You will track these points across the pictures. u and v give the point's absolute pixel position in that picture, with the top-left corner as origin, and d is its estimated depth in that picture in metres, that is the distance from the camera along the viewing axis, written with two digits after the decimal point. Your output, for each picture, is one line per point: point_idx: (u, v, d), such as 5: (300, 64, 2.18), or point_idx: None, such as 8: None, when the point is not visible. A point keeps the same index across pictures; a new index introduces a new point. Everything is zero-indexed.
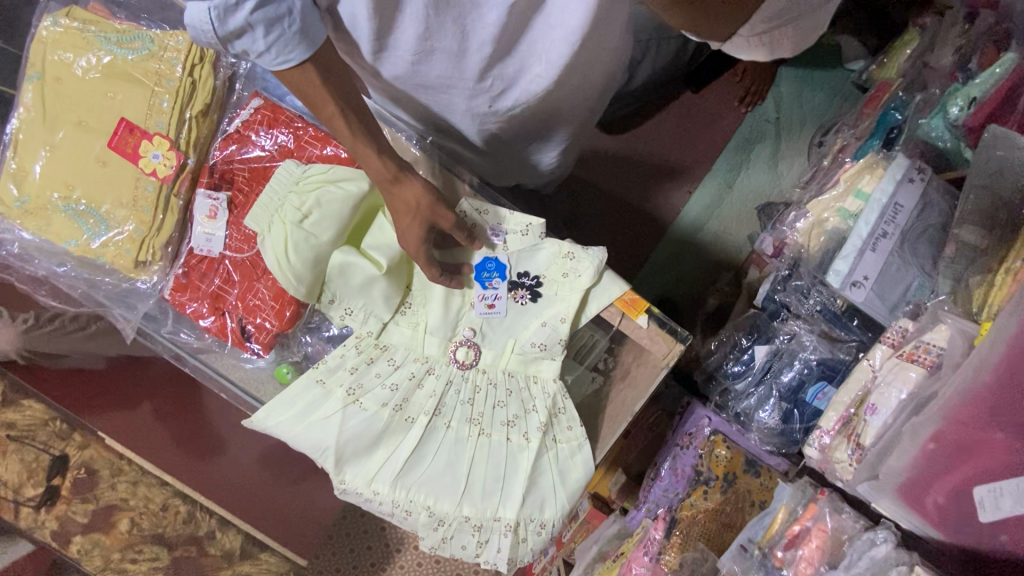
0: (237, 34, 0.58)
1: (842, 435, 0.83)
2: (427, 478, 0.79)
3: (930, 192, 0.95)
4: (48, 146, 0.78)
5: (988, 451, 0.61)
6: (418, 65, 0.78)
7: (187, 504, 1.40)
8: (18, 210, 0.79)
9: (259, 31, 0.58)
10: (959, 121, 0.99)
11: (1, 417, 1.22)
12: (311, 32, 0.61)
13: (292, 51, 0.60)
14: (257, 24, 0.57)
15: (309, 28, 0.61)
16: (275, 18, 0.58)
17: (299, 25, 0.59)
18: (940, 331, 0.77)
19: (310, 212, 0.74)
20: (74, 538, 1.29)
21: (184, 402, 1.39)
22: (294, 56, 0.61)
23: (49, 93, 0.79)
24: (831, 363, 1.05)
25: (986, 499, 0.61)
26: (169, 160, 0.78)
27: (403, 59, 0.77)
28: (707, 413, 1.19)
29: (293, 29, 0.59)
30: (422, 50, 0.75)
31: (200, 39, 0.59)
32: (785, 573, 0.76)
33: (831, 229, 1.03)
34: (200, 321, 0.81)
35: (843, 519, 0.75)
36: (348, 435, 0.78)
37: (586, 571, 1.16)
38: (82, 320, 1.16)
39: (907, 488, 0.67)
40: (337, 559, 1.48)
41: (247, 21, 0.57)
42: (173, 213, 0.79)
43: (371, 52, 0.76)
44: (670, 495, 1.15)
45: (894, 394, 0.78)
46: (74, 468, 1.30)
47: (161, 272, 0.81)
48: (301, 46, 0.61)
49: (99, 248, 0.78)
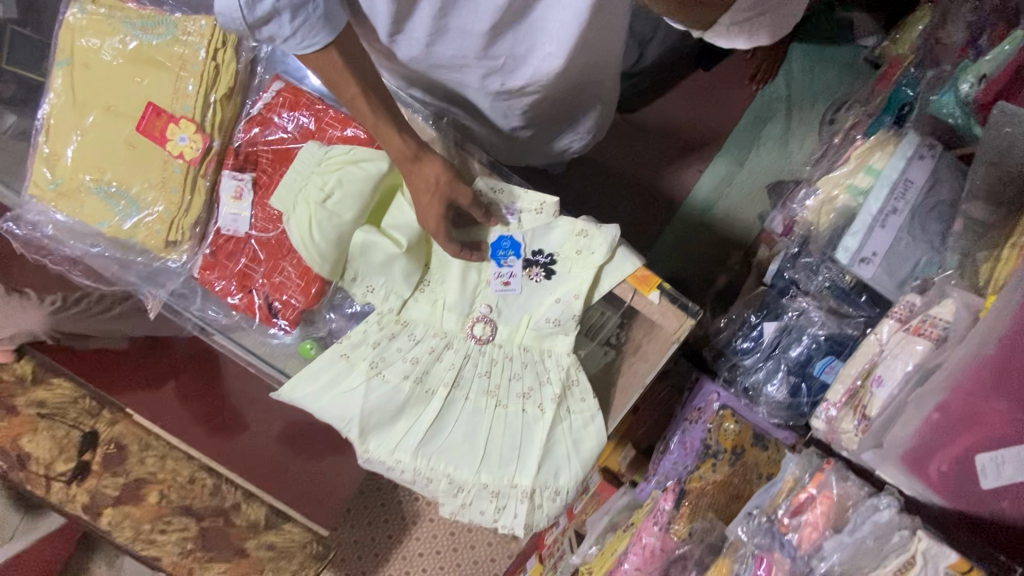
0: (264, 20, 0.60)
1: (849, 406, 0.85)
2: (447, 447, 0.82)
3: (942, 168, 0.95)
4: (79, 130, 0.80)
5: (990, 421, 0.64)
6: (432, 46, 0.79)
7: (213, 477, 1.44)
8: (52, 192, 0.81)
9: (286, 16, 0.60)
10: (970, 98, 0.97)
11: (32, 395, 1.25)
12: (333, 17, 0.63)
13: (316, 36, 0.63)
14: (285, 10, 0.59)
15: (331, 13, 0.63)
16: (301, 4, 0.60)
17: (322, 10, 0.61)
18: (946, 305, 0.78)
19: (332, 192, 0.76)
20: (104, 510, 1.30)
21: (207, 380, 1.45)
22: (318, 40, 0.63)
23: (78, 78, 0.81)
24: (838, 338, 1.07)
25: (988, 466, 0.64)
26: (195, 143, 0.80)
27: (418, 41, 0.78)
28: (716, 388, 1.21)
29: (317, 16, 0.61)
30: (437, 31, 0.76)
31: (228, 25, 0.60)
32: (791, 538, 0.79)
33: (842, 206, 1.04)
34: (228, 299, 0.84)
35: (848, 485, 0.78)
36: (371, 406, 0.81)
37: (597, 540, 1.20)
38: (108, 300, 1.22)
39: (912, 456, 0.69)
40: (355, 531, 1.62)
41: (275, 8, 0.58)
42: (199, 194, 0.81)
43: (386, 34, 0.78)
44: (679, 467, 1.19)
45: (900, 365, 0.79)
46: (104, 444, 1.31)
47: (190, 252, 0.83)
48: (325, 30, 0.63)
49: (131, 229, 0.81)
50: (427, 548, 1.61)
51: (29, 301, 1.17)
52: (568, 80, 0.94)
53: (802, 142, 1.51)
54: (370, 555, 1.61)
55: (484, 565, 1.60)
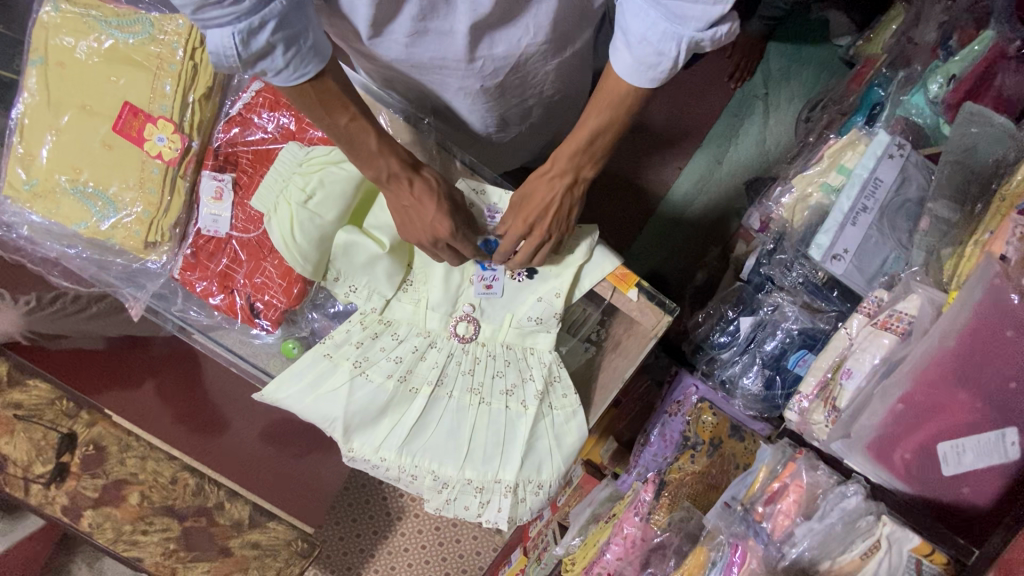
0: (259, 55, 0.58)
1: (819, 398, 0.88)
2: (431, 444, 0.83)
3: (909, 168, 0.99)
4: (53, 130, 0.79)
5: (952, 411, 0.67)
6: (412, 47, 0.80)
7: (196, 477, 1.43)
8: (27, 192, 0.80)
9: (279, 49, 0.59)
10: (938, 98, 1.05)
11: (8, 397, 1.24)
12: (323, 47, 0.62)
13: (309, 65, 0.61)
14: (278, 43, 0.58)
15: (321, 42, 0.62)
16: (296, 36, 0.59)
17: (313, 39, 0.60)
18: (911, 300, 0.82)
19: (314, 193, 0.76)
20: (85, 513, 1.26)
21: (185, 380, 1.45)
22: (309, 70, 0.62)
23: (52, 77, 0.79)
24: (812, 333, 1.10)
25: (949, 454, 0.68)
26: (174, 143, 0.79)
27: (399, 42, 0.79)
28: (695, 380, 1.27)
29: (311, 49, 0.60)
30: (416, 32, 0.77)
31: (222, 65, 0.59)
32: (765, 526, 0.82)
33: (815, 204, 1.07)
34: (210, 299, 0.83)
35: (818, 475, 0.81)
36: (355, 405, 0.82)
37: (580, 531, 1.23)
38: (83, 300, 1.18)
39: (877, 445, 0.72)
40: (338, 528, 1.60)
41: (269, 42, 0.57)
42: (179, 194, 0.81)
43: (368, 35, 0.78)
44: (659, 459, 1.23)
45: (868, 358, 0.83)
46: (84, 445, 1.30)
47: (170, 253, 0.83)
48: (317, 59, 0.62)
49: (109, 230, 0.80)
50: (413, 544, 1.61)
51: (3, 302, 1.16)
52: (546, 79, 0.95)
53: (779, 139, 1.55)
54: (355, 551, 1.60)
55: (470, 558, 1.62)
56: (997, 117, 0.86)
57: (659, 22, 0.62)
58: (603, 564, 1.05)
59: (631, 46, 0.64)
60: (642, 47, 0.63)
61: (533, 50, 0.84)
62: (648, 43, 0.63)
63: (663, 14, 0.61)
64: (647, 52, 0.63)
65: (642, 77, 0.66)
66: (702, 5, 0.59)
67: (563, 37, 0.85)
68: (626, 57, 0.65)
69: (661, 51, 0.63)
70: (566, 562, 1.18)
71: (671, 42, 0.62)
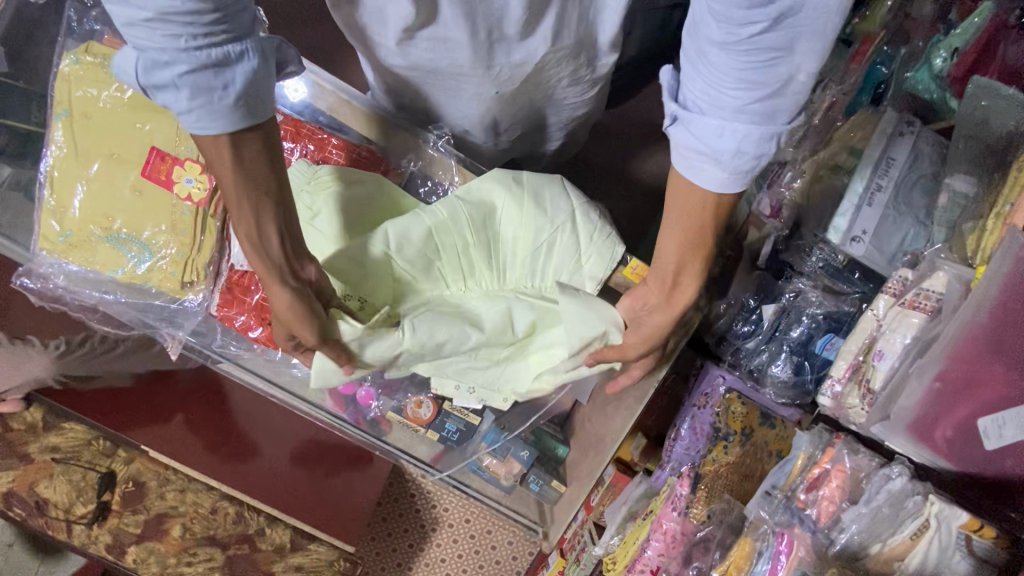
0: (160, 88, 0.61)
1: (852, 382, 0.88)
2: (501, 256, 0.91)
3: (920, 145, 1.02)
4: (83, 180, 0.80)
5: (988, 386, 0.68)
6: (431, 52, 0.84)
7: (235, 505, 1.42)
8: (62, 244, 0.81)
9: (184, 93, 0.60)
10: (943, 72, 1.06)
11: (45, 441, 1.26)
12: (239, 108, 0.63)
13: (212, 120, 0.62)
14: (183, 87, 0.60)
15: (241, 103, 0.63)
16: (206, 90, 0.60)
17: (218, 99, 0.61)
18: (937, 278, 0.82)
19: (319, 211, 0.87)
20: (129, 548, 1.34)
21: (213, 408, 1.39)
22: (208, 125, 0.62)
23: (77, 129, 0.81)
24: (835, 316, 1.12)
25: (990, 428, 0.67)
26: (203, 184, 0.81)
27: (419, 47, 0.84)
28: (721, 370, 1.25)
29: (139, 21, 0.57)
30: (437, 36, 0.81)
31: (125, 77, 0.61)
32: (810, 513, 0.83)
33: (826, 185, 1.11)
34: (249, 332, 0.86)
35: (859, 458, 0.83)
36: (477, 272, 0.91)
37: (618, 530, 1.23)
38: (110, 340, 1.18)
39: (917, 425, 0.73)
40: (376, 543, 1.67)
41: (173, 82, 0.60)
42: (212, 233, 0.82)
43: (397, 39, 0.83)
44: (692, 453, 1.22)
45: (899, 339, 0.84)
46: (122, 483, 1.33)
47: (206, 291, 0.84)
48: (221, 119, 0.62)
49: (145, 273, 0.81)
50: (449, 553, 1.67)
51: (33, 347, 1.15)
52: (558, 86, 0.97)
53: None
54: (394, 564, 1.66)
55: (507, 563, 1.66)
56: (1007, 89, 0.85)
57: (752, 133, 0.64)
58: (644, 562, 1.08)
59: (723, 162, 0.65)
60: (748, 112, 0.63)
61: (550, 58, 0.87)
62: (752, 112, 0.63)
63: (751, 123, 0.64)
64: (747, 159, 0.65)
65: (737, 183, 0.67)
66: (789, 102, 0.62)
67: (579, 45, 0.87)
68: (723, 172, 0.65)
69: (770, 90, 0.61)
70: (607, 562, 1.19)
71: (768, 140, 0.65)
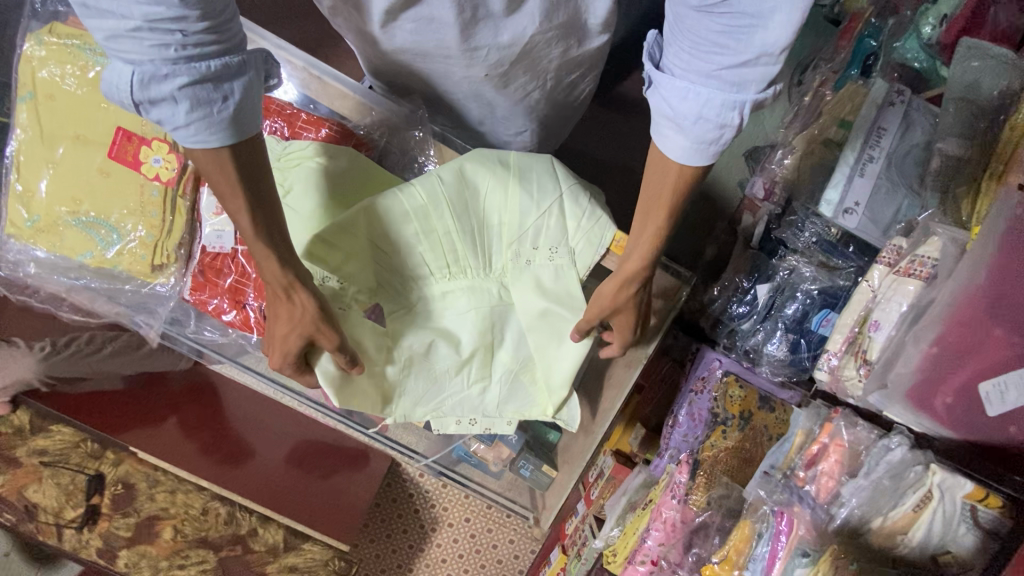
0: (155, 100, 0.57)
1: (849, 353, 0.86)
2: (486, 241, 0.87)
3: (911, 113, 1.00)
4: (51, 164, 0.80)
5: (990, 348, 0.64)
6: (418, 33, 0.84)
7: (227, 506, 1.40)
8: (30, 229, 0.81)
9: (182, 106, 0.57)
10: (932, 40, 1.04)
11: (31, 445, 1.23)
12: (241, 122, 0.61)
13: (213, 134, 0.59)
14: (182, 99, 0.57)
15: (241, 117, 0.61)
16: (204, 103, 0.57)
17: (221, 110, 0.59)
18: (932, 243, 0.79)
19: (291, 187, 0.86)
20: (119, 553, 1.31)
21: (210, 408, 1.44)
22: (207, 139, 0.59)
23: (42, 111, 0.80)
24: (832, 291, 1.09)
25: (992, 394, 0.64)
26: (170, 164, 0.80)
27: (405, 29, 0.84)
28: (718, 355, 1.24)
29: (126, 32, 0.53)
30: (423, 17, 0.81)
31: (112, 94, 0.58)
32: (809, 490, 0.80)
33: (818, 160, 1.08)
34: (223, 316, 0.84)
35: (858, 431, 0.81)
36: (463, 257, 0.87)
37: (618, 521, 1.20)
38: (98, 341, 1.21)
39: (916, 391, 0.70)
40: (375, 545, 1.64)
41: (170, 93, 0.56)
42: (181, 214, 0.82)
43: (381, 21, 0.83)
44: (690, 440, 1.19)
45: (895, 308, 0.81)
46: (111, 485, 1.30)
47: (178, 274, 0.83)
48: (225, 131, 0.60)
49: (115, 257, 0.80)
50: (450, 554, 1.64)
51: (19, 349, 1.15)
52: (549, 72, 0.96)
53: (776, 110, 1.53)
54: (394, 566, 1.63)
55: (510, 562, 1.63)
56: (994, 49, 0.85)
57: (716, 97, 0.62)
58: (644, 552, 1.03)
59: (685, 128, 0.64)
60: (716, 78, 0.62)
61: (538, 39, 0.86)
62: (721, 77, 0.61)
63: (718, 86, 0.62)
64: (708, 126, 0.63)
65: (703, 154, 0.65)
66: (761, 68, 0.60)
67: (566, 27, 0.86)
68: (684, 138, 0.64)
69: (743, 57, 0.59)
70: (607, 554, 1.16)
71: (733, 110, 0.62)
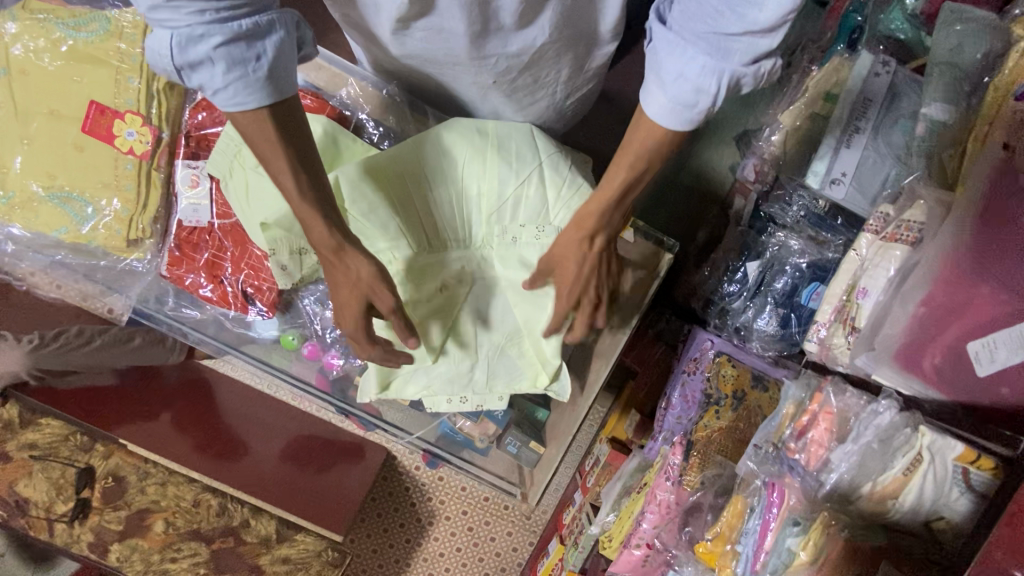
0: (195, 65, 0.57)
1: (838, 321, 0.85)
2: (469, 215, 0.87)
3: (897, 83, 0.99)
4: (25, 140, 0.89)
5: (977, 305, 0.62)
6: (428, 41, 0.81)
7: (218, 496, 1.36)
8: (7, 206, 0.91)
9: (220, 67, 0.56)
10: (915, 10, 1.05)
11: (22, 439, 1.25)
12: (278, 82, 0.60)
13: (251, 96, 0.59)
14: (220, 60, 0.56)
15: (278, 77, 0.60)
16: (240, 62, 0.56)
17: (261, 69, 0.58)
18: (918, 207, 0.79)
19: None
20: (111, 546, 1.30)
21: (201, 406, 1.45)
22: (248, 100, 0.59)
23: (16, 86, 0.89)
24: (821, 264, 1.09)
25: (981, 352, 0.61)
26: (143, 136, 0.89)
27: (416, 37, 0.81)
28: (709, 335, 1.22)
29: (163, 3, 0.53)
30: (433, 28, 0.78)
31: (157, 65, 0.58)
32: (799, 458, 0.78)
33: (804, 133, 1.07)
34: (200, 291, 0.92)
35: (847, 399, 0.79)
36: (445, 231, 0.87)
37: (614, 507, 1.19)
38: (87, 333, 1.20)
39: (904, 352, 0.69)
40: (372, 540, 1.63)
41: (208, 55, 0.55)
42: (155, 185, 0.91)
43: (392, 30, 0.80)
44: (684, 421, 1.18)
45: (882, 274, 0.80)
46: (102, 478, 1.30)
47: (154, 247, 0.93)
48: (264, 92, 0.59)
49: (90, 231, 0.90)
50: (448, 548, 1.62)
51: (7, 341, 1.14)
52: (558, 79, 0.94)
53: None
54: (392, 561, 1.62)
55: (509, 556, 1.61)
56: (975, 13, 0.84)
57: (699, 58, 0.60)
58: (639, 535, 1.03)
59: (665, 84, 0.62)
60: (705, 40, 0.59)
61: (547, 48, 0.84)
62: (710, 40, 0.59)
63: (704, 48, 0.59)
64: (687, 87, 0.61)
65: (678, 118, 0.64)
66: (748, 39, 0.58)
67: (578, 36, 0.84)
68: (661, 93, 0.62)
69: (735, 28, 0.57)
70: (604, 539, 1.15)
71: (713, 76, 0.60)
